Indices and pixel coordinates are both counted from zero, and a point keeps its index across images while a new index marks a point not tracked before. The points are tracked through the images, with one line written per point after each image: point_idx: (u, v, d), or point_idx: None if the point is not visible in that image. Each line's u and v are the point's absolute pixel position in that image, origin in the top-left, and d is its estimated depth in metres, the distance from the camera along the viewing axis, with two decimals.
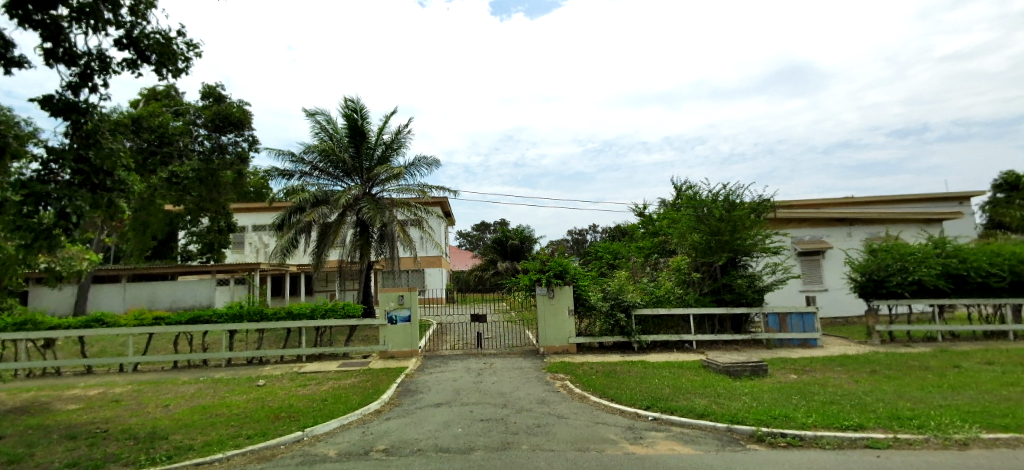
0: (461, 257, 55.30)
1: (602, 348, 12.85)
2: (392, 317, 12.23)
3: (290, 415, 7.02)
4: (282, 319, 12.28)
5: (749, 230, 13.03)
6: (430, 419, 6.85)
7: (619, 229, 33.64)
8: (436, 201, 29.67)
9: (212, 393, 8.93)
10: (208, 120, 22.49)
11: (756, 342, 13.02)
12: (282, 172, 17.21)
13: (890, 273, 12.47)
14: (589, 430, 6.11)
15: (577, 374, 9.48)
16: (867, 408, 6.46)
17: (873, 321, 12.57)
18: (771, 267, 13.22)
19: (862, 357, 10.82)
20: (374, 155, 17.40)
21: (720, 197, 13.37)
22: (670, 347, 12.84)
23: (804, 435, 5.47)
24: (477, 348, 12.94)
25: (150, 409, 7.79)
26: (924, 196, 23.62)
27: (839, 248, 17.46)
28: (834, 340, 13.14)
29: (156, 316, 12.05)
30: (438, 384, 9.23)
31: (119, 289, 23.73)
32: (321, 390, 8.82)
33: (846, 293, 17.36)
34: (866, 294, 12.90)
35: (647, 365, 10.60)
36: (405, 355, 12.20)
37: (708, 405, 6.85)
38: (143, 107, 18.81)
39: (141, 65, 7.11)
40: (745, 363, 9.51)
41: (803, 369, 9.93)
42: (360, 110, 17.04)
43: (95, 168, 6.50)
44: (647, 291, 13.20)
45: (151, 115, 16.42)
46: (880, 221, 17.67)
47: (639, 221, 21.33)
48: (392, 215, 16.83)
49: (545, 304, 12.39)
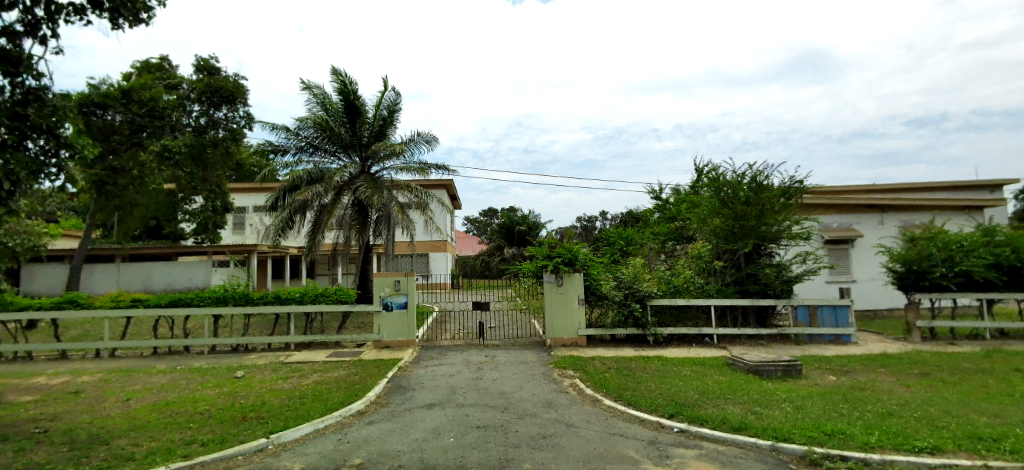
0: (467, 244, 54.32)
1: (614, 340, 11.85)
2: (387, 303, 11.33)
3: (259, 417, 6.13)
4: (269, 303, 11.40)
5: (777, 215, 11.89)
6: (418, 426, 5.90)
7: (632, 215, 32.63)
8: (441, 184, 28.86)
9: (184, 385, 8.08)
10: (200, 94, 21.93)
11: (782, 337, 11.88)
12: (275, 147, 16.27)
13: (932, 264, 11.33)
14: (604, 444, 5.15)
15: (588, 371, 8.49)
16: (938, 425, 5.40)
17: (913, 316, 11.46)
18: (802, 256, 12.03)
19: (905, 357, 9.70)
20: (371, 130, 16.37)
21: (745, 179, 12.13)
22: (688, 341, 11.78)
23: (871, 460, 4.45)
24: (478, 339, 11.93)
25: (107, 404, 6.94)
26: (959, 183, 22.07)
27: (873, 237, 16.26)
28: (869, 335, 11.99)
29: (134, 298, 11.14)
30: (432, 380, 8.26)
31: (113, 269, 22.96)
32: (302, 385, 7.93)
33: (877, 286, 16.17)
34: (905, 287, 11.73)
35: (665, 362, 9.58)
36: (401, 346, 11.32)
37: (744, 415, 5.82)
38: (138, 82, 20.49)
39: (92, 12, 6.06)
40: (776, 362, 8.50)
41: (841, 369, 8.85)
42: (353, 82, 15.95)
43: (36, 128, 5.58)
44: (664, 281, 12.12)
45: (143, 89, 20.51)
46: (915, 209, 16.40)
47: (654, 206, 20.11)
48: (390, 196, 15.85)
49: (553, 294, 11.43)
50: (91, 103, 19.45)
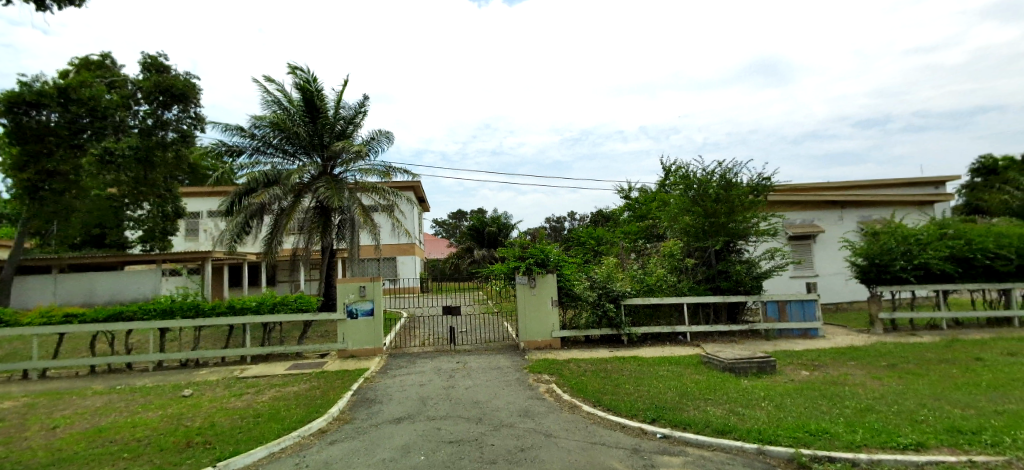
0: (436, 247, 53.48)
1: (588, 341, 11.64)
2: (352, 310, 10.73)
3: (205, 441, 5.52)
4: (222, 314, 10.60)
5: (746, 212, 11.97)
6: (385, 443, 5.44)
7: (601, 214, 32.79)
8: (408, 186, 28.17)
9: (122, 408, 7.31)
10: (147, 93, 20.55)
11: (753, 333, 11.96)
12: (229, 147, 15.32)
13: (893, 257, 11.64)
14: (585, 454, 4.85)
15: (565, 375, 8.20)
16: (917, 419, 5.36)
17: (876, 308, 11.75)
18: (770, 252, 12.16)
19: (871, 349, 9.87)
20: (333, 131, 15.65)
21: (714, 176, 12.18)
22: (662, 339, 11.69)
23: (859, 460, 4.31)
24: (449, 345, 11.47)
25: (29, 434, 6.15)
26: (909, 180, 23.12)
27: (834, 232, 16.74)
28: (834, 328, 12.23)
29: (67, 313, 10.12)
30: (400, 391, 7.78)
31: (49, 280, 21.19)
32: (258, 402, 7.30)
33: (838, 279, 16.64)
34: (868, 280, 12.02)
35: (641, 362, 9.41)
36: (367, 354, 10.74)
37: (727, 416, 5.64)
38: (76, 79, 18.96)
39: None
40: (751, 359, 8.45)
41: (813, 364, 8.89)
42: (314, 79, 15.19)
43: None
44: (637, 280, 12.01)
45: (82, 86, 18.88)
46: (871, 204, 16.98)
47: (624, 205, 20.16)
48: (353, 197, 15.15)
49: (526, 296, 11.11)
50: (23, 102, 17.80)
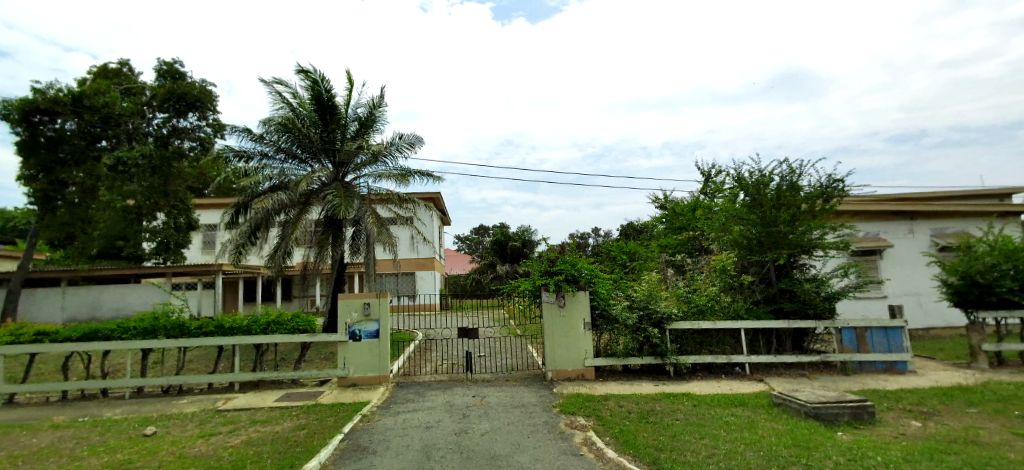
0: (458, 262, 52.16)
1: (627, 372, 10.00)
2: (354, 332, 9.37)
3: None
4: (209, 334, 9.34)
5: (813, 221, 10.20)
6: None
7: (631, 228, 30.97)
8: (429, 197, 27.08)
9: (67, 450, 6.04)
10: (161, 99, 20.15)
11: (826, 365, 10.05)
12: (237, 152, 14.43)
13: (999, 276, 9.65)
14: None
15: (606, 420, 6.58)
16: None
17: (979, 338, 9.71)
18: (844, 269, 10.28)
19: (988, 391, 7.90)
20: (345, 134, 14.56)
21: (774, 179, 10.46)
22: (715, 371, 9.94)
23: None
24: (466, 373, 9.97)
25: None
26: (982, 190, 20.72)
27: (906, 247, 14.65)
28: (925, 362, 10.19)
29: (40, 331, 9.06)
30: (402, 436, 6.28)
31: (59, 294, 20.76)
32: (225, 446, 5.94)
33: (911, 301, 14.48)
34: (967, 303, 10.01)
35: (697, 402, 7.70)
36: (370, 383, 9.33)
37: None
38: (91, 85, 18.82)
39: None
40: (841, 404, 6.63)
41: (921, 410, 7.01)
42: (324, 78, 14.11)
43: None
44: (684, 300, 10.31)
45: (95, 93, 18.42)
46: (947, 215, 14.84)
47: (659, 216, 18.44)
48: (366, 206, 13.91)
49: (555, 317, 9.60)
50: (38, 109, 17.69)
